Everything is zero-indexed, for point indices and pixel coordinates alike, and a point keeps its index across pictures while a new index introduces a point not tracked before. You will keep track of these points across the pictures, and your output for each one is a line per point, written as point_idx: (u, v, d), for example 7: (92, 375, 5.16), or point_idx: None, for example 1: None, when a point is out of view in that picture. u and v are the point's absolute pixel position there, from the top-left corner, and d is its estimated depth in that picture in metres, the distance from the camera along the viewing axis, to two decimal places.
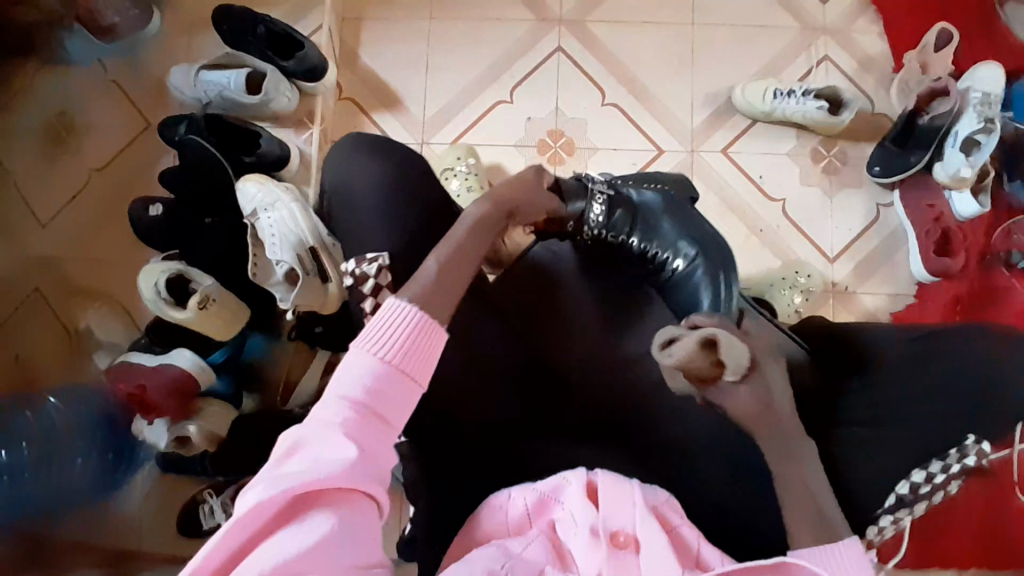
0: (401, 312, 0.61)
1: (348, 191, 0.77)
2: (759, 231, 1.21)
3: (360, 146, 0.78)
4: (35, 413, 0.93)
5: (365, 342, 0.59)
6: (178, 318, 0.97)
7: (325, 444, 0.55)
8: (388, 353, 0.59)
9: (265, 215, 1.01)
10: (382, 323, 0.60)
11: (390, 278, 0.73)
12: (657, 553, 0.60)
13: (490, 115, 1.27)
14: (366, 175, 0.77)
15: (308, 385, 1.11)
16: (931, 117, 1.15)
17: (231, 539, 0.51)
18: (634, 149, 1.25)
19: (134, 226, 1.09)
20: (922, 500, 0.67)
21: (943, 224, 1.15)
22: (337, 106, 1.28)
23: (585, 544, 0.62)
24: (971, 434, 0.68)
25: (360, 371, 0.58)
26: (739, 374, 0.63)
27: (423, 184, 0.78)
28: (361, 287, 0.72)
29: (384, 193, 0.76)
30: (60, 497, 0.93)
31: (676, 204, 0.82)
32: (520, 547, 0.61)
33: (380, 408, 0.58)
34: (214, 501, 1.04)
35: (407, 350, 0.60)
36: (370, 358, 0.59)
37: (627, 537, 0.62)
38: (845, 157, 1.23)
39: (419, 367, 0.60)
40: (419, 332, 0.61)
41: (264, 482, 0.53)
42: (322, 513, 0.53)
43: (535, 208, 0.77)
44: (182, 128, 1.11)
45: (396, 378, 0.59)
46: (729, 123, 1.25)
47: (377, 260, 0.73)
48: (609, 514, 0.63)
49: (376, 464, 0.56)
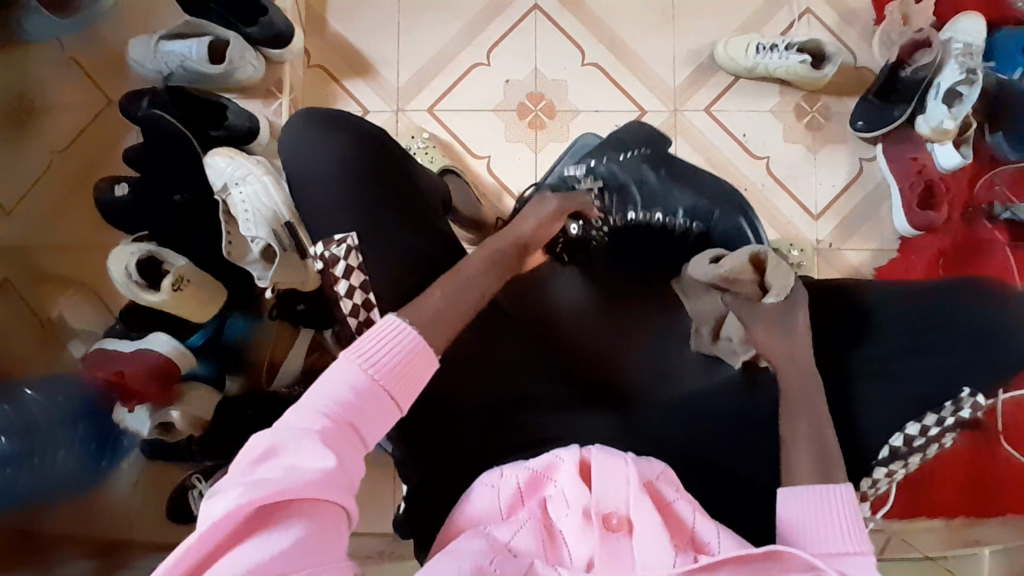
0: (396, 330, 0.61)
1: (314, 167, 0.73)
2: (744, 190, 1.20)
3: (314, 122, 0.75)
4: (12, 405, 0.89)
5: (353, 355, 0.59)
6: (154, 301, 0.94)
7: (302, 452, 0.54)
8: (373, 368, 0.59)
9: (235, 190, 0.98)
10: (370, 338, 0.60)
11: (360, 257, 0.71)
12: (651, 532, 0.60)
13: (467, 79, 1.23)
14: (326, 150, 0.73)
15: (293, 365, 1.08)
16: (914, 68, 1.14)
17: (202, 541, 0.48)
18: (617, 110, 1.22)
19: (102, 208, 1.05)
20: (917, 453, 0.69)
21: (926, 176, 1.14)
22: (307, 74, 1.23)
23: (577, 524, 0.61)
24: (966, 388, 0.69)
25: (346, 385, 0.58)
26: (782, 294, 0.71)
27: (391, 163, 0.76)
28: (332, 270, 0.71)
29: (355, 169, 0.73)
30: (48, 486, 0.91)
31: (661, 167, 0.96)
32: (508, 535, 0.61)
33: (357, 423, 0.57)
34: (202, 487, 1.03)
35: (394, 368, 0.60)
36: (354, 373, 0.58)
37: (620, 520, 0.61)
38: (828, 112, 1.22)
39: (405, 387, 0.60)
40: (407, 352, 0.61)
41: (240, 485, 0.51)
42: (297, 518, 0.51)
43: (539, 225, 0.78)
44: (144, 102, 1.06)
45: (381, 396, 0.59)
46: (713, 80, 1.23)
47: (345, 241, 0.71)
48: (602, 495, 0.62)
49: (351, 476, 0.55)
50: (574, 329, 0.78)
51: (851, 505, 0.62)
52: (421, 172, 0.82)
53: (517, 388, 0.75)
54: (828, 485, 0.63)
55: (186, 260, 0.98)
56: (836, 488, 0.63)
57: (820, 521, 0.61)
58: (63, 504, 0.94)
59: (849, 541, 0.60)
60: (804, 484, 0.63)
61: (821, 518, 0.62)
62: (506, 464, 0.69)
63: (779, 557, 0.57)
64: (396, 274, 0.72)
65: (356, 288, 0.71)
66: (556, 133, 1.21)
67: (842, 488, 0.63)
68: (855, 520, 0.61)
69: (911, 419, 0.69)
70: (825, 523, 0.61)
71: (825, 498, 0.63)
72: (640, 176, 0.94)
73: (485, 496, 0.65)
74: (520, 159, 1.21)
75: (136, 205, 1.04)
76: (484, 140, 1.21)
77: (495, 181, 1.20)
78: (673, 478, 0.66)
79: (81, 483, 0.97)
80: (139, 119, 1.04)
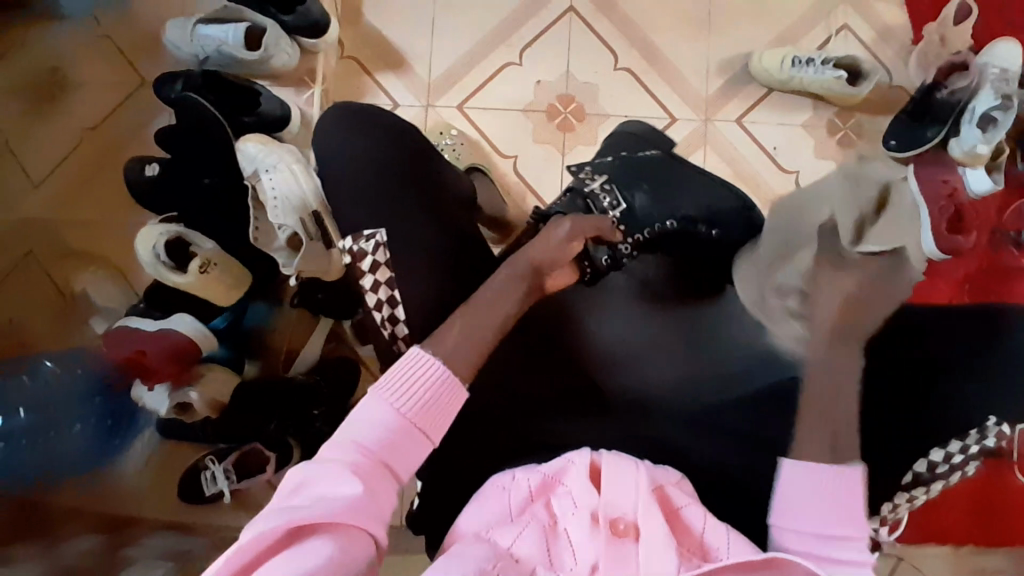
0: (424, 364, 0.64)
1: (348, 165, 0.75)
2: (770, 204, 1.20)
3: (344, 122, 0.77)
4: (32, 377, 0.91)
5: (383, 391, 0.62)
6: (179, 282, 0.95)
7: (330, 481, 0.56)
8: (401, 402, 0.61)
9: (265, 178, 0.99)
10: (401, 374, 0.63)
11: (388, 253, 0.72)
12: (657, 537, 0.59)
13: (498, 78, 1.23)
14: (357, 152, 0.76)
15: (312, 351, 1.10)
16: (949, 91, 1.14)
17: (233, 563, 0.50)
18: (645, 117, 1.21)
19: (132, 187, 1.06)
20: (939, 479, 0.72)
21: (957, 201, 1.11)
22: (339, 65, 1.23)
23: (584, 526, 0.61)
24: (992, 418, 0.72)
25: (376, 420, 0.61)
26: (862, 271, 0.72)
27: (418, 162, 0.77)
28: (360, 263, 0.72)
29: (384, 170, 0.75)
30: (58, 460, 0.91)
31: (658, 164, 0.85)
32: (510, 540, 0.61)
33: (386, 455, 0.60)
34: (216, 468, 1.03)
35: (423, 403, 0.62)
36: (386, 408, 0.61)
37: (627, 525, 0.61)
38: (860, 130, 1.21)
39: (433, 420, 0.62)
40: (437, 386, 0.63)
41: (271, 512, 0.54)
42: (323, 541, 0.53)
43: (550, 251, 0.74)
44: (178, 85, 1.08)
45: (410, 429, 0.61)
46: (744, 92, 1.22)
47: (374, 237, 0.72)
48: (610, 498, 0.62)
49: (379, 506, 0.57)
50: (596, 335, 0.78)
51: (857, 487, 0.64)
52: (449, 167, 0.82)
53: (538, 389, 0.75)
54: (838, 468, 0.65)
55: (213, 243, 0.99)
56: (846, 470, 0.64)
57: (823, 493, 0.64)
58: (72, 480, 0.94)
59: (849, 523, 0.63)
60: (813, 464, 0.65)
61: (827, 498, 0.64)
62: (518, 467, 0.69)
63: (777, 565, 0.57)
64: (425, 268, 0.73)
65: (381, 284, 0.72)
66: (584, 136, 1.21)
67: (853, 471, 0.64)
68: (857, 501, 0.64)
69: (936, 446, 0.70)
70: (829, 503, 0.64)
71: (828, 475, 0.64)
72: (639, 173, 0.84)
73: (491, 499, 0.65)
74: (546, 160, 1.21)
75: (166, 184, 1.05)
76: (511, 139, 1.21)
77: (520, 181, 1.20)
78: (687, 487, 0.66)
79: (89, 460, 0.96)
80: (172, 101, 1.05)
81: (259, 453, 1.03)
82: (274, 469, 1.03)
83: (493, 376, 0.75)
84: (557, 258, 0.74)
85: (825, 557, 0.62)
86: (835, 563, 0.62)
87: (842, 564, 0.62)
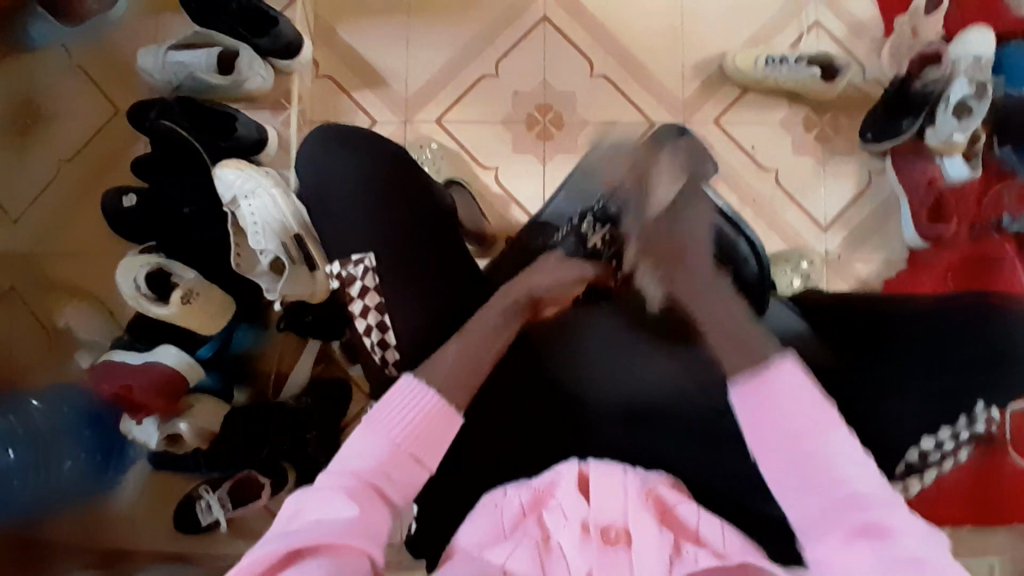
0: (416, 392, 0.63)
1: (326, 189, 0.74)
2: (752, 202, 1.20)
3: (331, 141, 0.76)
4: (20, 417, 0.90)
5: (374, 420, 0.62)
6: (161, 314, 0.95)
7: (326, 505, 0.56)
8: (394, 428, 0.61)
9: (244, 203, 0.96)
10: (391, 402, 0.63)
11: (377, 279, 0.72)
12: (651, 541, 0.59)
13: (475, 91, 1.23)
14: (337, 173, 0.74)
15: (301, 373, 1.09)
16: (923, 83, 1.12)
17: None
18: (625, 122, 1.22)
19: (110, 218, 1.05)
20: (931, 467, 0.72)
21: (937, 189, 1.12)
22: (315, 85, 1.23)
23: (573, 537, 0.60)
24: (980, 401, 0.70)
25: (369, 447, 0.61)
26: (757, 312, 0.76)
27: (404, 174, 0.76)
28: (350, 288, 0.73)
29: (366, 189, 0.74)
30: (50, 493, 0.92)
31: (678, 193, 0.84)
32: (503, 557, 0.59)
33: (380, 481, 0.59)
34: (210, 497, 1.02)
35: (415, 428, 0.62)
36: (379, 435, 0.61)
37: (618, 532, 0.60)
38: (837, 125, 1.22)
39: (427, 446, 0.62)
40: (430, 412, 0.63)
41: (270, 538, 0.54)
42: (316, 561, 0.52)
43: (559, 282, 0.74)
44: (152, 113, 1.05)
45: (402, 456, 0.61)
46: (720, 93, 1.22)
47: (363, 261, 0.72)
48: (599, 507, 0.62)
49: (376, 529, 0.56)
50: (585, 349, 0.77)
51: (800, 379, 0.59)
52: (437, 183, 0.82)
53: (528, 405, 0.76)
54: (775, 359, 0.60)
55: (194, 273, 0.98)
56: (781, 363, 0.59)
57: (782, 398, 0.58)
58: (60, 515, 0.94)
59: (818, 413, 0.58)
60: (747, 378, 0.60)
61: (779, 406, 0.58)
62: (511, 485, 0.69)
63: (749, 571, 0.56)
64: (409, 291, 0.73)
65: (370, 308, 0.72)
66: (563, 144, 1.21)
67: (784, 364, 0.59)
68: (810, 389, 0.58)
69: (926, 434, 0.71)
70: (785, 411, 0.58)
71: (779, 381, 0.59)
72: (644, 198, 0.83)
73: (486, 517, 0.64)
74: (527, 170, 1.21)
75: (143, 214, 1.03)
76: (492, 151, 1.21)
77: (502, 192, 1.20)
78: (674, 488, 0.66)
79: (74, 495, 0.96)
80: (147, 130, 1.05)
81: (255, 480, 1.03)
82: (269, 495, 1.03)
83: (482, 393, 0.75)
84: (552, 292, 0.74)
85: (808, 467, 0.57)
86: (829, 465, 0.56)
87: (835, 471, 0.56)
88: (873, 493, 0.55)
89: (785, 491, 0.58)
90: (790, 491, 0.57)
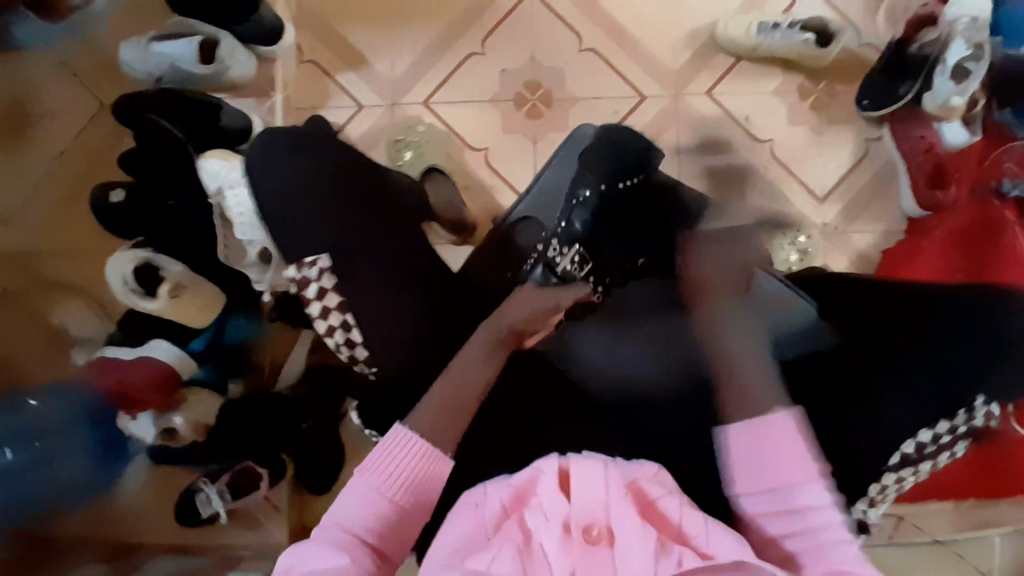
0: (407, 442, 0.67)
1: (287, 189, 0.79)
2: (748, 174, 1.17)
3: (285, 146, 0.82)
4: (18, 416, 0.85)
5: (368, 472, 0.65)
6: (151, 308, 0.95)
7: (318, 558, 0.58)
8: (387, 481, 0.65)
9: (230, 195, 0.95)
10: (384, 454, 0.66)
11: (332, 278, 0.76)
12: (633, 537, 0.58)
13: (462, 71, 1.20)
14: (290, 174, 0.80)
15: (295, 363, 1.12)
16: (920, 44, 1.08)
17: None
18: (616, 97, 1.19)
19: (98, 211, 1.02)
20: (927, 459, 0.71)
21: (934, 155, 1.06)
22: (298, 71, 1.21)
23: (556, 538, 0.59)
24: (980, 396, 0.70)
25: (361, 502, 0.63)
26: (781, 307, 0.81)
27: (363, 176, 0.83)
28: (305, 290, 0.76)
29: (328, 184, 0.80)
30: (55, 494, 0.87)
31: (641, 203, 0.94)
32: (484, 563, 0.58)
33: (377, 541, 0.62)
34: (209, 490, 1.03)
35: (406, 480, 0.65)
36: (371, 489, 0.64)
37: (600, 530, 0.59)
38: (834, 92, 1.18)
39: (419, 493, 0.66)
40: (421, 460, 0.66)
41: None
42: None
43: (530, 310, 0.79)
44: (135, 105, 1.04)
45: (394, 510, 0.64)
46: (713, 63, 1.19)
47: (317, 263, 0.76)
48: (580, 505, 0.61)
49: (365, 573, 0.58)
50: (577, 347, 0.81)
51: (795, 431, 0.65)
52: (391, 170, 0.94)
53: None
54: (772, 414, 0.66)
55: (181, 264, 0.98)
56: (778, 417, 0.66)
57: (769, 446, 0.65)
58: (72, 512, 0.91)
59: (802, 470, 0.64)
60: (746, 421, 0.67)
61: (769, 453, 0.65)
62: (491, 482, 0.69)
63: (746, 568, 0.58)
64: None
65: (330, 309, 0.75)
66: (553, 122, 1.19)
67: (781, 417, 0.66)
68: (800, 445, 0.64)
69: (924, 427, 0.70)
70: (773, 457, 0.64)
71: (773, 430, 0.65)
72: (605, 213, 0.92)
73: (464, 522, 0.64)
74: (517, 150, 1.19)
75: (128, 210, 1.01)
76: (480, 132, 1.19)
77: (491, 174, 1.18)
78: (659, 479, 0.66)
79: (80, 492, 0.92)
80: (134, 122, 1.04)
81: (253, 471, 1.05)
82: (268, 484, 1.06)
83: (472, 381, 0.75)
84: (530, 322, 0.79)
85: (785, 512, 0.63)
86: (802, 517, 0.62)
87: (804, 516, 0.62)
88: (833, 529, 0.61)
89: (758, 510, 0.65)
90: (765, 516, 0.64)
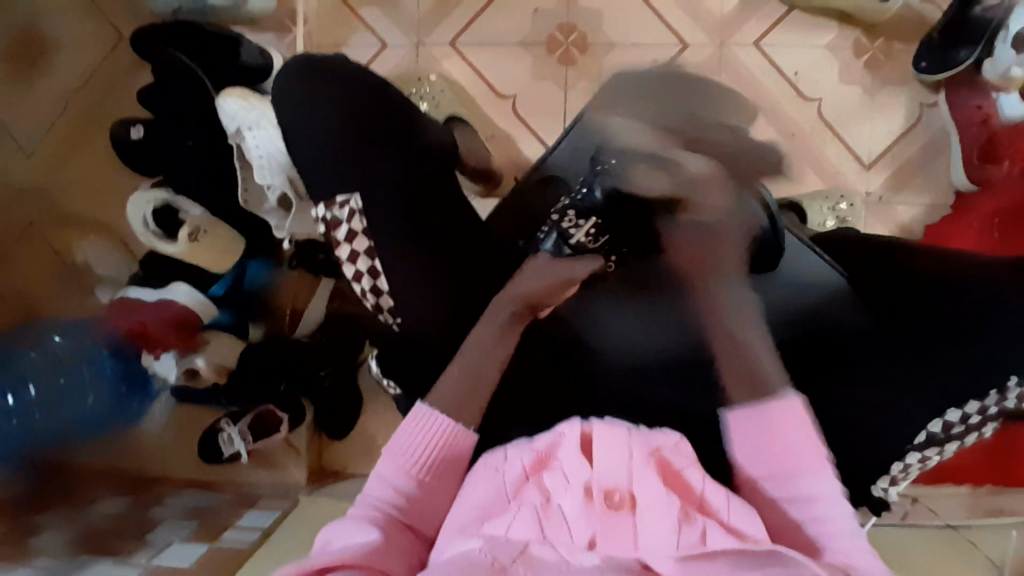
0: (433, 420, 0.68)
1: (308, 145, 0.76)
2: (791, 135, 1.11)
3: (301, 97, 0.76)
4: (40, 352, 0.91)
5: (391, 453, 0.67)
6: (172, 251, 0.97)
7: (350, 532, 0.60)
8: (410, 456, 0.67)
9: (250, 136, 0.92)
10: (407, 429, 0.68)
11: (362, 221, 0.74)
12: (653, 508, 0.58)
13: (492, 11, 1.13)
14: (312, 129, 0.75)
15: (315, 312, 1.10)
16: (985, 6, 0.97)
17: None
18: (656, 44, 1.12)
19: (119, 147, 1.03)
20: (953, 440, 0.72)
21: (991, 128, 0.99)
22: (320, 4, 1.15)
23: (577, 501, 0.59)
24: (1014, 376, 0.69)
25: (389, 478, 0.66)
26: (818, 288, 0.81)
27: (391, 126, 0.77)
28: (336, 232, 0.74)
29: (349, 136, 0.75)
30: (71, 429, 0.93)
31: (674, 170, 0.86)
32: (504, 526, 0.58)
33: (405, 516, 0.64)
34: (232, 430, 1.06)
35: (430, 458, 0.67)
36: (397, 468, 0.66)
37: (622, 497, 0.59)
38: (890, 50, 1.10)
39: (442, 468, 0.67)
40: (445, 436, 0.68)
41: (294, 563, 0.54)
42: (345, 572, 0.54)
43: (545, 284, 0.77)
44: (156, 36, 1.02)
45: (420, 486, 0.66)
46: (763, 11, 1.11)
47: (348, 203, 0.74)
48: (603, 470, 0.61)
49: (398, 552, 0.60)
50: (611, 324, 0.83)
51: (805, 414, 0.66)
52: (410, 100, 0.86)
53: None
54: (779, 398, 0.67)
55: (201, 207, 0.99)
56: (785, 400, 0.66)
57: (777, 430, 0.65)
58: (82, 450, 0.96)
59: (811, 457, 0.64)
60: (749, 406, 0.68)
61: (778, 436, 0.65)
62: (513, 446, 0.69)
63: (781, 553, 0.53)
64: None
65: (359, 255, 0.74)
66: (587, 69, 1.13)
67: (791, 401, 0.66)
68: (811, 430, 0.65)
69: (952, 407, 0.71)
70: (782, 442, 0.65)
71: (775, 414, 0.66)
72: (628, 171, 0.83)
73: (486, 483, 0.64)
74: (547, 99, 1.13)
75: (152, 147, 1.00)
76: (510, 77, 1.13)
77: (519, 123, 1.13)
78: (685, 451, 0.65)
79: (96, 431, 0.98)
80: (153, 55, 1.02)
81: (275, 414, 1.06)
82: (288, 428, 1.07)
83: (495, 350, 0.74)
84: (545, 292, 0.77)
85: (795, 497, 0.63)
86: (810, 506, 0.62)
87: (813, 505, 0.62)
88: (839, 520, 0.61)
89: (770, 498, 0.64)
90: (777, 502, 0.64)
